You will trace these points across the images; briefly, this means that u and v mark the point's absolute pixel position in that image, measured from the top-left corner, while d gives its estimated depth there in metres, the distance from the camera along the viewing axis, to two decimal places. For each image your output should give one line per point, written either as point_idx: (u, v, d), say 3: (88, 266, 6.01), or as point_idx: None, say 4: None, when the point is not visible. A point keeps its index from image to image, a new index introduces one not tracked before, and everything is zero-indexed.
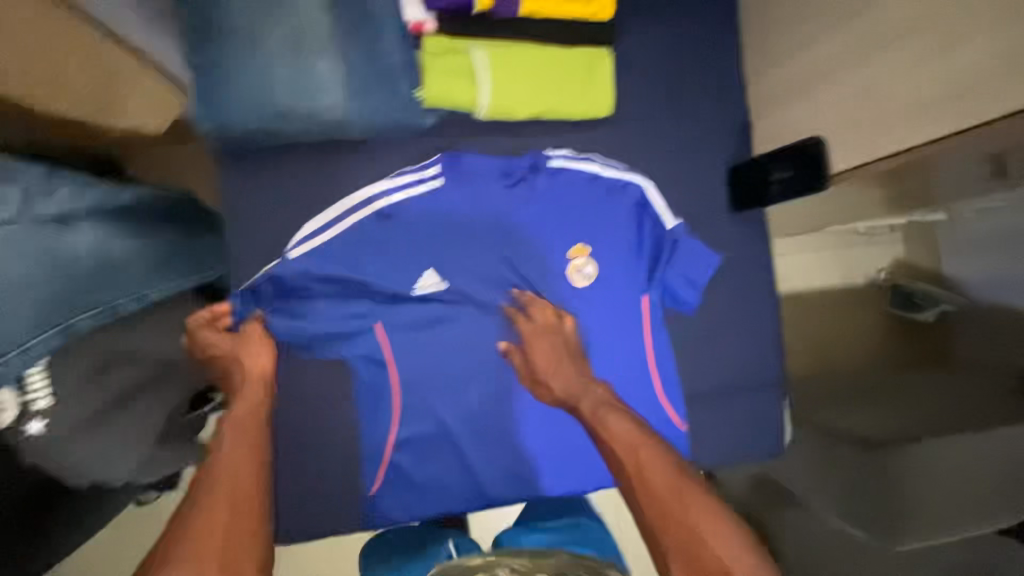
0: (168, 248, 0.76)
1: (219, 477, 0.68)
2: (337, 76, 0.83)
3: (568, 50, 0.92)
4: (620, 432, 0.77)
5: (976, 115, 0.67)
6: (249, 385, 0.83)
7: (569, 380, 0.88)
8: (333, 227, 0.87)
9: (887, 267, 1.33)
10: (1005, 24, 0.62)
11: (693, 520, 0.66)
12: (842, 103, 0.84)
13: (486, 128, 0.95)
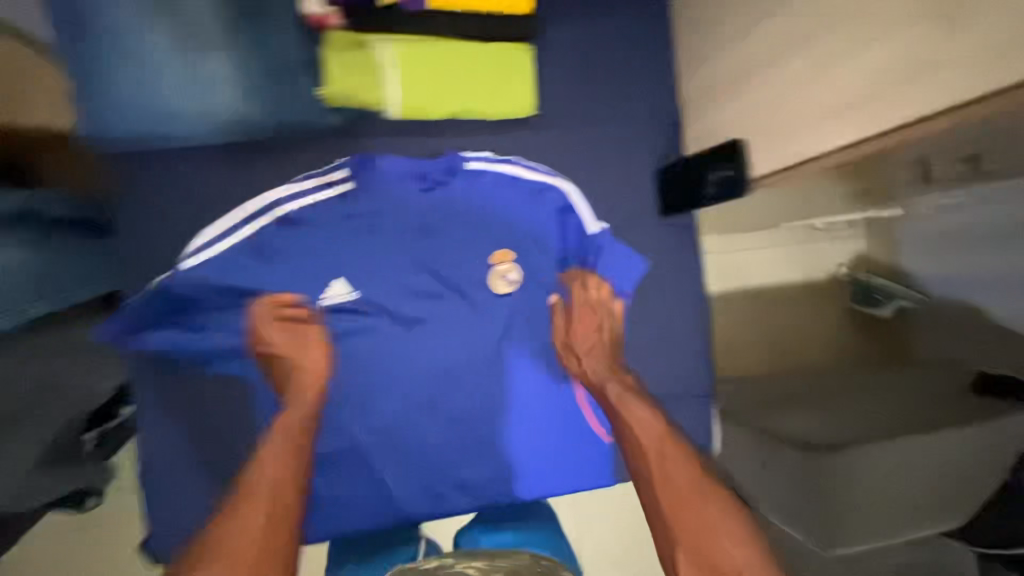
0: (71, 258, 0.72)
1: (257, 486, 0.68)
2: (229, 75, 0.77)
3: (485, 46, 0.87)
4: (640, 421, 0.82)
5: (882, 120, 0.64)
6: (303, 380, 0.80)
7: (600, 365, 0.90)
8: (234, 235, 0.82)
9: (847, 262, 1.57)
10: (911, 25, 0.59)
11: (696, 525, 0.70)
12: (762, 104, 0.80)
13: (399, 129, 0.91)
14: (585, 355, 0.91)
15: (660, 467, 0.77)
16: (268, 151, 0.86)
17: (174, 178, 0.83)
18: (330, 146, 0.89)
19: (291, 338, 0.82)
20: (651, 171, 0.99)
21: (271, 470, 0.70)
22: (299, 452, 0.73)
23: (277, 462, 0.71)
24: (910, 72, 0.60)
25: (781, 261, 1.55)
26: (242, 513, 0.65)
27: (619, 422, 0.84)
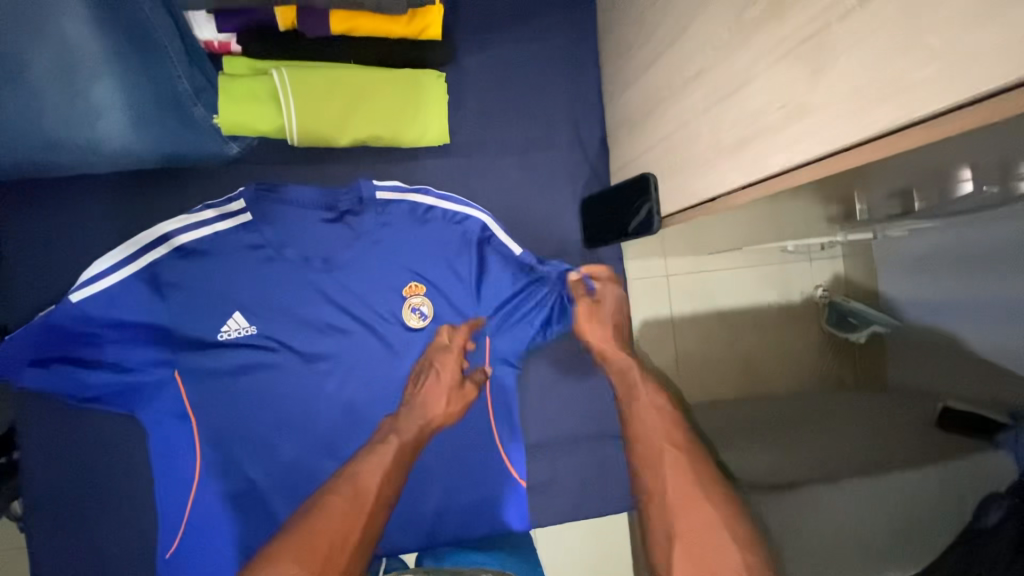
0: None
1: (366, 491, 0.76)
2: (120, 105, 0.73)
3: (387, 72, 0.83)
4: (649, 410, 0.91)
5: (761, 167, 0.59)
6: (436, 388, 0.87)
7: (611, 345, 0.96)
8: (124, 267, 0.78)
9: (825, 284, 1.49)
10: (776, 61, 0.54)
11: (698, 520, 0.77)
12: (667, 137, 0.76)
13: (309, 159, 0.89)
14: (596, 327, 0.95)
15: (668, 460, 0.85)
16: (167, 181, 0.85)
17: (62, 209, 0.81)
18: (233, 176, 0.87)
19: (455, 374, 0.88)
20: (578, 202, 0.96)
21: (379, 480, 0.77)
22: (400, 467, 0.81)
23: (383, 470, 0.78)
24: (778, 115, 0.55)
25: (755, 283, 1.51)
26: (341, 516, 0.72)
27: (632, 407, 0.94)
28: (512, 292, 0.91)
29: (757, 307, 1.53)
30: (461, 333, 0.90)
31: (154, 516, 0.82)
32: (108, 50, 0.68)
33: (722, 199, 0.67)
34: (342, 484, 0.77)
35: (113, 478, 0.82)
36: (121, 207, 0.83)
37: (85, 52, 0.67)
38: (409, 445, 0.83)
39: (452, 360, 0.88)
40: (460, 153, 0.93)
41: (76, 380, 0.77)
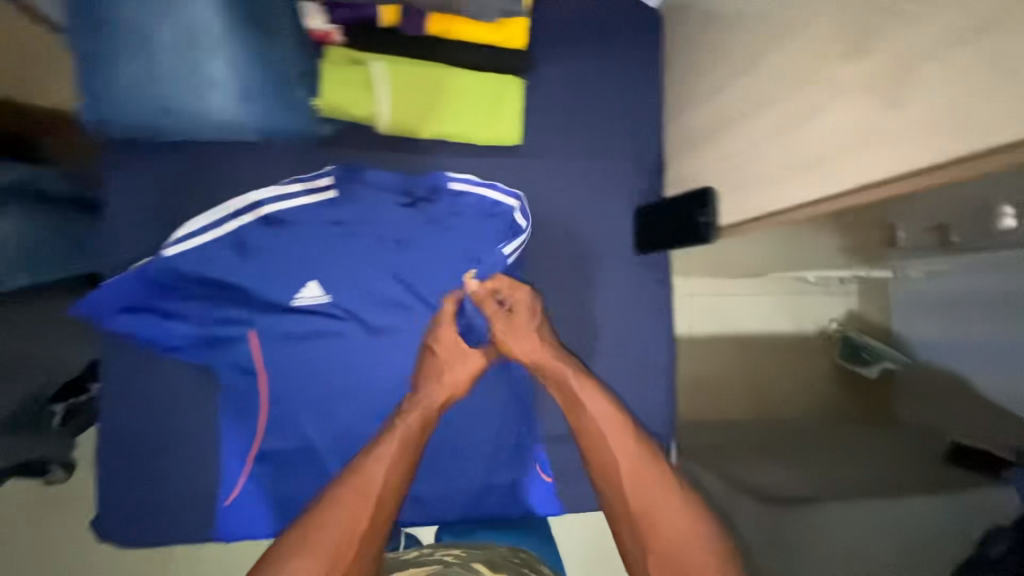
0: (40, 241, 0.77)
1: (372, 484, 0.78)
2: (230, 77, 0.79)
3: (475, 74, 0.90)
4: (595, 426, 0.87)
5: (826, 187, 0.65)
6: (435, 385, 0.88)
7: (528, 343, 0.91)
8: (214, 229, 0.84)
9: (841, 318, 1.44)
10: (856, 93, 0.60)
11: (672, 532, 0.79)
12: (730, 155, 0.83)
13: (390, 145, 0.95)
14: (525, 339, 0.91)
15: (628, 477, 0.83)
16: (256, 152, 0.90)
17: (164, 169, 0.87)
18: (318, 153, 0.93)
19: (456, 345, 0.91)
20: (633, 209, 1.00)
21: (389, 474, 0.79)
22: (410, 456, 0.82)
23: (389, 463, 0.80)
24: (851, 139, 0.61)
25: (777, 308, 1.44)
26: (347, 515, 0.75)
27: (581, 418, 0.89)
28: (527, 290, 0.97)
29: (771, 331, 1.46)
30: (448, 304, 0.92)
31: (215, 464, 0.87)
32: (225, 30, 0.77)
33: (792, 212, 0.71)
34: (352, 482, 0.78)
35: (179, 426, 0.86)
36: (212, 174, 0.88)
37: (206, 32, 0.77)
38: (415, 438, 0.84)
39: (446, 339, 0.91)
40: (529, 154, 0.98)
41: (160, 328, 0.84)
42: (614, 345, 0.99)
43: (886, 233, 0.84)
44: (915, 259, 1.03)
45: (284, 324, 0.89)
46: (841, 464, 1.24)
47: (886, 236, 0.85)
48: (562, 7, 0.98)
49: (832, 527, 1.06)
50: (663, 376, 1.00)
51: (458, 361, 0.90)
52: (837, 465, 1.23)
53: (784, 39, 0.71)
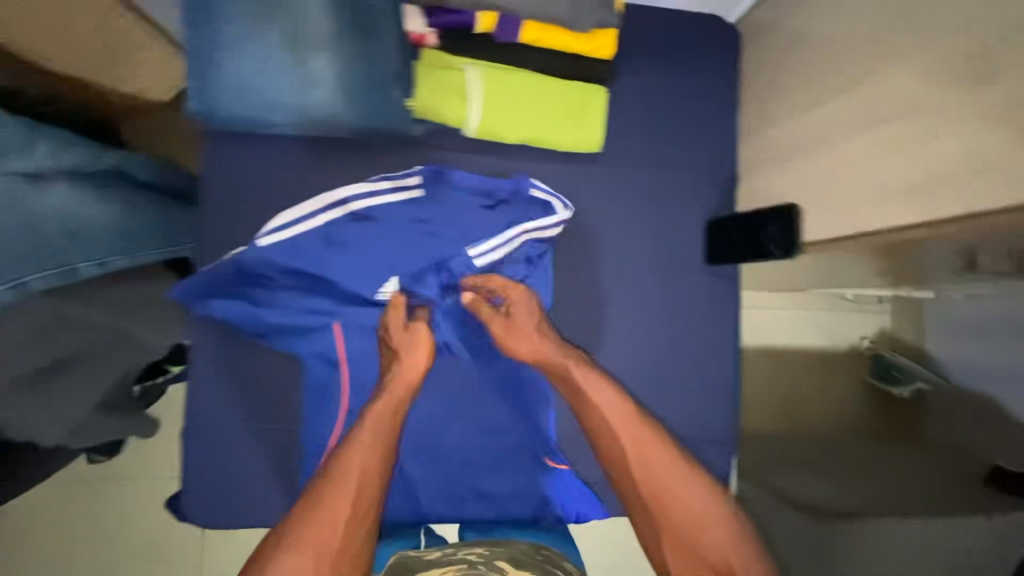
0: (143, 222, 0.87)
1: (349, 471, 0.79)
2: (331, 76, 0.83)
3: (562, 83, 0.92)
4: (602, 416, 0.89)
5: (930, 210, 0.66)
6: (404, 379, 0.87)
7: (529, 342, 0.92)
8: (306, 220, 0.86)
9: (872, 336, 1.48)
10: (965, 119, 0.62)
11: (683, 520, 0.83)
12: (814, 174, 0.85)
13: (474, 148, 0.97)
14: (528, 333, 0.92)
15: (637, 468, 0.87)
16: (347, 149, 0.92)
17: (258, 161, 0.90)
18: (407, 152, 0.94)
19: (409, 334, 0.90)
20: (705, 221, 1.02)
21: (369, 459, 0.81)
22: (388, 444, 0.83)
23: (365, 450, 0.82)
24: (960, 164, 0.63)
25: (812, 325, 1.49)
26: (330, 507, 0.76)
27: (586, 407, 0.90)
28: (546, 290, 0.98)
29: (804, 346, 1.49)
30: (395, 295, 0.92)
31: (295, 451, 0.90)
32: (331, 32, 0.82)
33: (889, 234, 0.72)
34: (335, 468, 0.80)
35: (262, 411, 0.89)
36: (304, 169, 0.91)
37: (313, 32, 0.82)
38: (390, 424, 0.85)
39: (400, 328, 0.91)
40: (607, 162, 1.00)
41: (252, 315, 0.88)
42: (678, 354, 1.01)
43: (965, 262, 0.84)
44: (959, 286, 1.05)
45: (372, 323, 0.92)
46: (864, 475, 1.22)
47: (964, 265, 0.86)
48: (646, 23, 1.01)
49: (877, 541, 1.05)
50: (727, 387, 1.01)
51: (414, 346, 0.89)
52: (860, 476, 1.23)
53: (883, 68, 0.74)
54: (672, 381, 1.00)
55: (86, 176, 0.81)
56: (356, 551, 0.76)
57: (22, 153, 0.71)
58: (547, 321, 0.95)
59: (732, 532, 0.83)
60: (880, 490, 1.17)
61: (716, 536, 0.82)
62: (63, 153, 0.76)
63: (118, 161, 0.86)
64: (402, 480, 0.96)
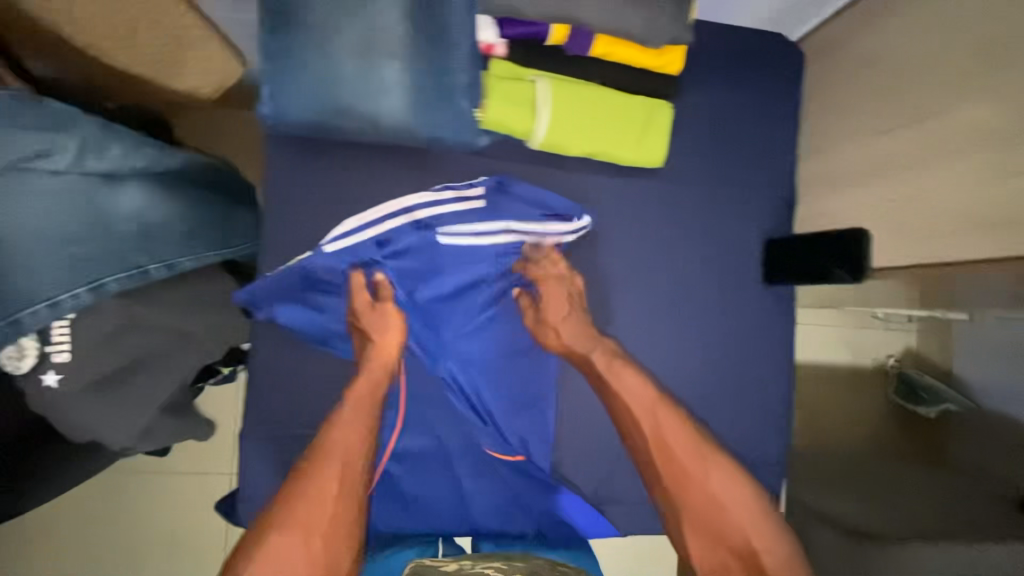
0: (205, 223, 0.86)
1: (334, 449, 0.79)
2: (404, 84, 0.82)
3: (629, 97, 0.92)
4: (625, 397, 0.89)
5: None
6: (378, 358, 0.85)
7: (578, 332, 0.93)
8: (372, 228, 0.85)
9: (897, 354, 1.46)
10: None
11: (701, 500, 0.83)
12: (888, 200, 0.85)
13: (538, 159, 0.96)
14: (560, 324, 0.93)
15: (659, 449, 0.86)
16: (414, 157, 0.92)
17: (325, 166, 0.90)
18: (472, 162, 0.94)
19: (375, 313, 0.87)
20: (763, 240, 1.02)
21: (353, 439, 0.81)
22: (368, 423, 0.83)
23: (349, 428, 0.81)
24: None
25: (839, 342, 1.46)
26: (319, 483, 0.76)
27: (609, 392, 0.90)
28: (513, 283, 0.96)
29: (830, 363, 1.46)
30: (355, 274, 0.86)
31: None
32: (406, 40, 0.81)
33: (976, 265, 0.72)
34: (319, 449, 0.79)
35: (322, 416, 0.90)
36: (370, 175, 0.91)
37: (388, 39, 0.81)
38: (370, 400, 0.84)
39: (365, 305, 0.87)
40: (668, 177, 1.00)
41: (314, 320, 0.88)
42: (733, 371, 1.01)
43: None
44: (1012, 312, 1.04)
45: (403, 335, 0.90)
46: (899, 497, 1.20)
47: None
48: (715, 38, 1.00)
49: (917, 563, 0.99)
50: (778, 405, 1.02)
51: (381, 322, 0.87)
52: (895, 497, 1.20)
53: None
54: (725, 398, 1.00)
55: (156, 177, 0.80)
56: (347, 523, 0.76)
57: (95, 153, 0.71)
58: (577, 308, 0.94)
59: (756, 517, 0.83)
60: (914, 512, 1.14)
61: (739, 519, 0.82)
62: (140, 155, 0.77)
63: (186, 161, 0.84)
64: (455, 492, 0.95)
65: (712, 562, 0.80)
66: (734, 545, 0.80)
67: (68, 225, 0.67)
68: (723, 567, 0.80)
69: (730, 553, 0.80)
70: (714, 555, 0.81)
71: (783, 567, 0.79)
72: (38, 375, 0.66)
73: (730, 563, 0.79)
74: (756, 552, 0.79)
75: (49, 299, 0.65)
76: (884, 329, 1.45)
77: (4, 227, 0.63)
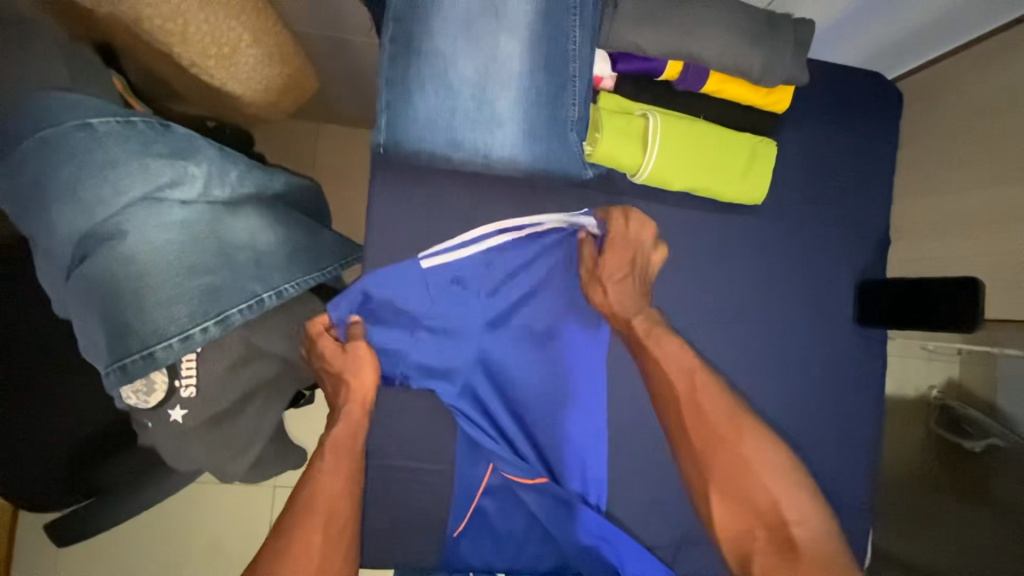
0: (316, 245, 0.79)
1: (315, 500, 0.74)
2: (517, 116, 0.81)
3: (736, 133, 0.91)
4: (670, 354, 0.84)
5: None
6: (353, 406, 0.80)
7: (626, 296, 0.88)
8: (459, 248, 0.82)
9: (940, 385, 1.06)
10: None
11: (733, 463, 0.76)
12: (1013, 256, 0.85)
13: (640, 194, 0.96)
14: (611, 283, 0.88)
15: (688, 403, 0.81)
16: (517, 187, 0.92)
17: (431, 194, 0.89)
18: (574, 193, 0.94)
19: (344, 356, 0.78)
20: (855, 281, 1.01)
21: (336, 486, 0.76)
22: (352, 466, 0.79)
23: (331, 477, 0.76)
24: None
25: None
26: (303, 536, 0.71)
27: (650, 358, 0.85)
28: (515, 297, 0.90)
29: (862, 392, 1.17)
30: (318, 318, 0.78)
31: (451, 487, 0.91)
32: (522, 73, 0.80)
33: None
34: (297, 502, 0.74)
35: (422, 446, 0.90)
36: (475, 206, 0.90)
37: (504, 70, 0.80)
38: (350, 445, 0.80)
39: (331, 346, 0.78)
40: (767, 214, 0.99)
41: (393, 357, 0.84)
42: (825, 413, 0.99)
43: None
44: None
45: (485, 359, 0.89)
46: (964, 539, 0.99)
47: None
48: (815, 77, 0.99)
49: None
50: (866, 447, 1.00)
51: (353, 366, 0.79)
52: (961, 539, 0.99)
53: None
54: (816, 438, 0.99)
55: (266, 200, 0.77)
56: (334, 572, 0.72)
57: (218, 180, 0.70)
58: (639, 272, 0.88)
59: (789, 485, 0.76)
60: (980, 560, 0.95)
61: (769, 485, 0.75)
62: (251, 180, 0.74)
63: (289, 183, 0.81)
64: (542, 531, 0.92)
65: (737, 529, 0.75)
66: (763, 513, 0.74)
67: (193, 257, 0.65)
68: (747, 537, 0.74)
69: (759, 521, 0.74)
70: (741, 522, 0.75)
71: (816, 542, 0.72)
72: (165, 411, 0.67)
73: (756, 531, 0.74)
74: (787, 523, 0.73)
75: (182, 333, 0.63)
76: (929, 359, 1.08)
77: (141, 260, 0.63)
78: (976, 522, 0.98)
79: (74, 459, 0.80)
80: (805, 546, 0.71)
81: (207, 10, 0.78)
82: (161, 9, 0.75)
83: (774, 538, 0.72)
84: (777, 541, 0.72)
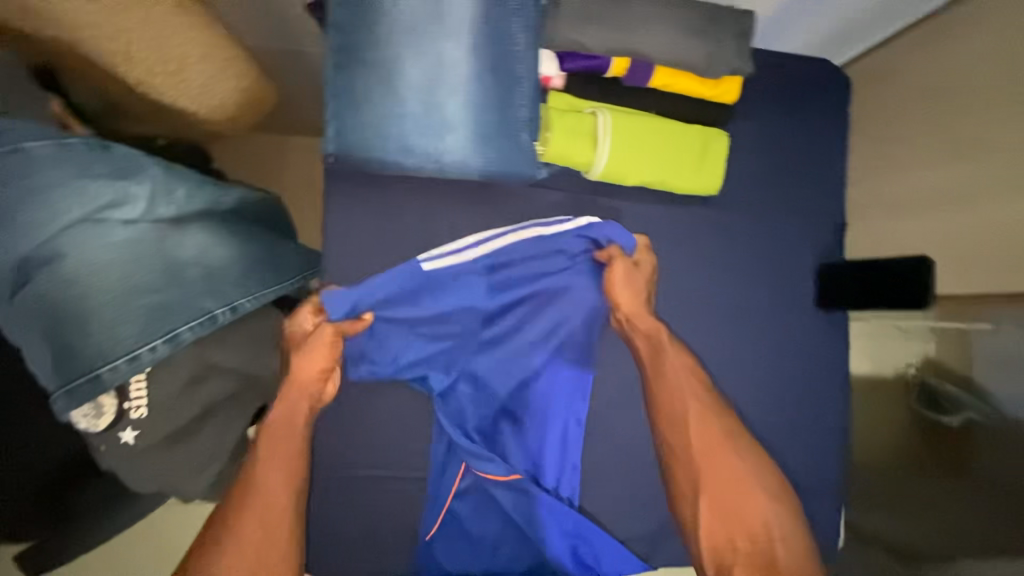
0: (274, 258, 0.79)
1: (251, 490, 0.72)
2: (466, 119, 0.81)
3: (686, 126, 0.91)
4: (681, 369, 0.86)
5: None
6: (295, 391, 0.77)
7: (632, 300, 0.88)
8: (458, 252, 0.84)
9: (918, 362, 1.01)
10: None
11: (728, 477, 0.79)
12: (965, 232, 0.87)
13: (597, 190, 0.97)
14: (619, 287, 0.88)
15: (697, 416, 0.83)
16: (475, 189, 0.92)
17: (389, 202, 0.89)
18: (532, 194, 0.94)
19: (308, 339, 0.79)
20: (814, 265, 1.03)
21: (276, 477, 0.74)
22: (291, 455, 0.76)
23: (269, 466, 0.74)
24: None
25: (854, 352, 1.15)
26: (241, 529, 0.70)
27: (661, 368, 0.86)
28: (508, 299, 0.89)
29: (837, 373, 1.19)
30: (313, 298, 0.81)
31: (422, 491, 0.91)
32: (468, 75, 0.80)
33: None
34: (235, 491, 0.72)
35: (392, 450, 0.91)
36: (433, 210, 0.90)
37: (451, 74, 0.80)
38: (287, 432, 0.76)
39: (305, 326, 0.80)
40: (725, 204, 1.00)
41: (371, 359, 0.86)
42: (792, 396, 1.01)
43: None
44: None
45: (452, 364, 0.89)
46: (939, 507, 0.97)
47: None
48: (766, 65, 1.01)
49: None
50: (835, 429, 1.02)
51: (309, 349, 0.78)
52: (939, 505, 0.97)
53: None
54: (784, 423, 1.00)
55: (219, 216, 0.76)
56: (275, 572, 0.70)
57: (163, 197, 0.70)
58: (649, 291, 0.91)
59: (770, 498, 0.79)
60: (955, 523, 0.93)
61: (759, 504, 0.78)
62: (200, 196, 0.74)
63: (242, 197, 0.80)
64: (518, 531, 0.90)
65: (719, 539, 0.77)
66: (749, 526, 0.76)
67: (138, 275, 0.65)
68: (729, 547, 0.76)
69: (742, 534, 0.76)
70: (723, 532, 0.77)
71: (796, 557, 0.75)
72: (116, 433, 0.66)
73: (734, 542, 0.76)
74: (770, 538, 0.75)
75: (129, 353, 0.63)
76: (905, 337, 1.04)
77: (83, 281, 0.62)
78: (952, 498, 0.94)
79: (40, 492, 0.79)
80: (784, 563, 0.73)
81: (149, 27, 0.77)
82: (101, 29, 0.75)
83: (754, 552, 0.74)
84: (757, 556, 0.74)
